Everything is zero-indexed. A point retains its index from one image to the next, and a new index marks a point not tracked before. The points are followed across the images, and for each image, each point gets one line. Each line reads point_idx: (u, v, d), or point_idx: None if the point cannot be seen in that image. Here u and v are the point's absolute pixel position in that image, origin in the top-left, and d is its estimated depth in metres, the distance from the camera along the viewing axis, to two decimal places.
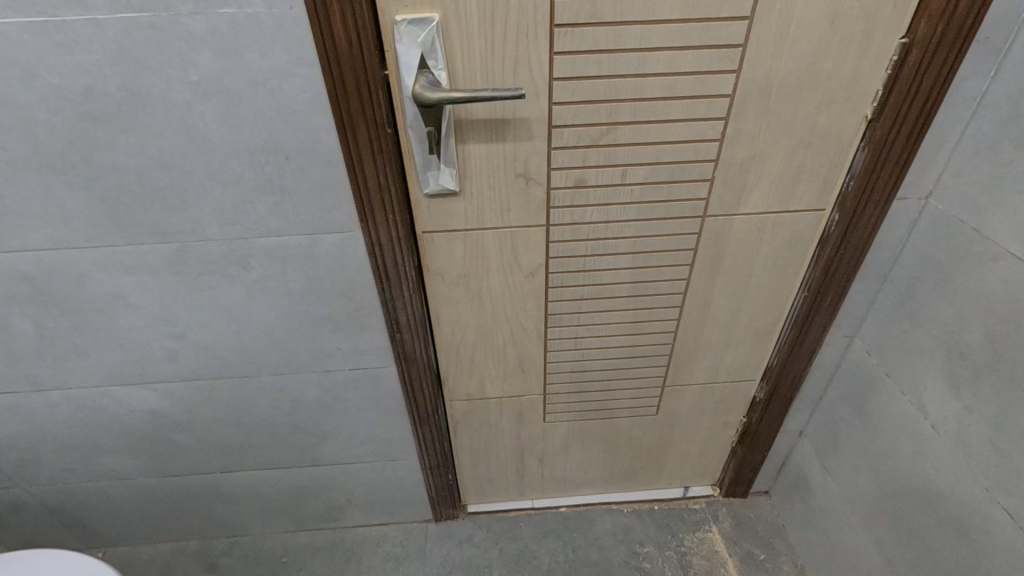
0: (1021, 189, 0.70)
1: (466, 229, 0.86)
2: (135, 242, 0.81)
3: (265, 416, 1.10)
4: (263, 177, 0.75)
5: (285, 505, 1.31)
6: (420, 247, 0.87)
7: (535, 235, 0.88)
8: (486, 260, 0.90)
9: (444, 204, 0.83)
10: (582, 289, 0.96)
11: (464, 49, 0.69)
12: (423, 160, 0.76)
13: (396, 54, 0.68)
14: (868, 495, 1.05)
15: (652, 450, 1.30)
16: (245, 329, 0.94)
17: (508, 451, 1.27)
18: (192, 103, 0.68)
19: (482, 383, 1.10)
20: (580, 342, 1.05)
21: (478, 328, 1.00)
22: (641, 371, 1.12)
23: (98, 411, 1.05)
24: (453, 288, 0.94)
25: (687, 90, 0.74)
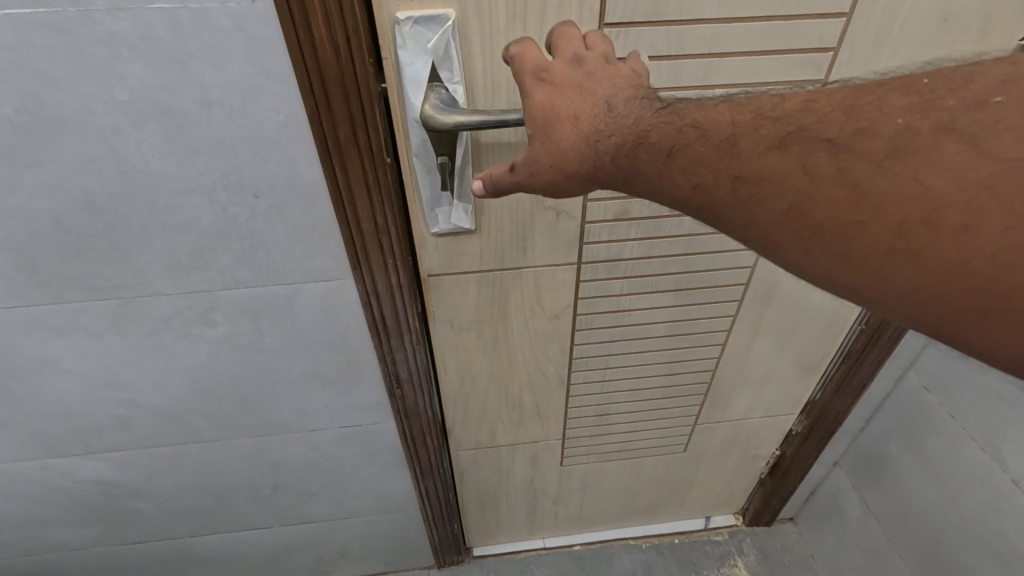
0: None
1: (481, 271, 0.71)
2: (62, 300, 0.63)
3: (241, 479, 0.94)
4: (225, 219, 0.59)
5: (270, 563, 1.16)
6: (424, 292, 0.73)
7: (563, 275, 0.74)
8: (504, 303, 0.76)
9: (456, 244, 0.68)
10: (615, 331, 0.83)
11: (487, 56, 0.54)
12: (431, 194, 0.61)
13: (397, 61, 0.53)
14: (920, 540, 0.97)
15: (676, 486, 1.19)
16: (212, 391, 0.78)
17: (519, 496, 1.14)
18: (123, 129, 0.51)
19: (494, 431, 0.97)
20: (607, 384, 0.92)
21: (491, 375, 0.86)
22: (671, 410, 1.00)
23: (36, 485, 0.88)
24: (463, 335, 0.79)
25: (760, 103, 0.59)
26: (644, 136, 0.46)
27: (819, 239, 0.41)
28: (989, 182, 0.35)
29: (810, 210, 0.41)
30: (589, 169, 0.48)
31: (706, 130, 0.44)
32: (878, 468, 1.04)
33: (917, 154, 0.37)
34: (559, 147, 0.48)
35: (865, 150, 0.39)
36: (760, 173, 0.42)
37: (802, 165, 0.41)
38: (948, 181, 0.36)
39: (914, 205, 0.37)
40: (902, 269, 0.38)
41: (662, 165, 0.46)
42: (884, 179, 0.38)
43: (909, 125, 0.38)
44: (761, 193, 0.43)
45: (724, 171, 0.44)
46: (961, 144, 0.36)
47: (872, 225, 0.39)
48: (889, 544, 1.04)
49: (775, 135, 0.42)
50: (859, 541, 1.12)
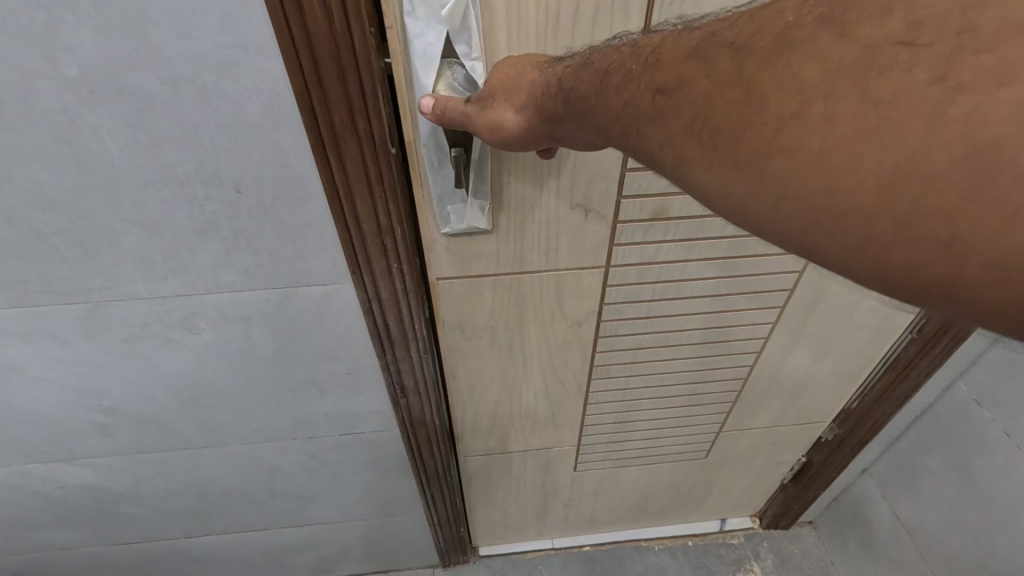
0: None
1: (497, 275, 0.63)
2: (24, 304, 0.56)
3: (235, 484, 0.88)
4: (204, 216, 0.51)
5: (269, 561, 1.12)
6: (432, 296, 0.65)
7: (588, 279, 0.66)
8: (520, 310, 0.68)
9: (470, 245, 0.60)
10: (642, 337, 0.75)
11: (515, 28, 0.46)
12: (443, 190, 0.53)
13: (404, 32, 0.45)
14: (960, 559, 0.91)
15: (693, 490, 1.13)
16: (198, 399, 0.71)
17: (529, 501, 1.08)
18: (75, 111, 0.43)
19: (506, 438, 0.90)
20: (629, 392, 0.85)
21: (504, 382, 0.79)
22: (694, 418, 0.93)
23: (17, 489, 0.82)
24: (474, 342, 0.72)
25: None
26: (590, 61, 0.41)
27: (713, 153, 0.31)
28: (853, 68, 0.27)
29: (706, 114, 0.31)
30: (539, 97, 0.43)
31: (639, 48, 0.38)
32: (912, 481, 0.98)
33: (798, 46, 0.28)
34: (520, 85, 0.44)
35: (754, 47, 0.30)
36: (679, 81, 0.33)
37: (706, 68, 0.32)
38: (821, 68, 0.27)
39: (788, 99, 0.28)
40: (790, 171, 0.28)
41: (592, 82, 0.39)
42: (771, 71, 0.29)
43: (795, 19, 0.30)
44: (671, 103, 0.33)
45: (648, 85, 0.35)
46: (833, 33, 0.28)
47: (754, 128, 0.29)
48: (922, 561, 0.98)
49: (693, 45, 0.34)
50: (888, 554, 1.06)
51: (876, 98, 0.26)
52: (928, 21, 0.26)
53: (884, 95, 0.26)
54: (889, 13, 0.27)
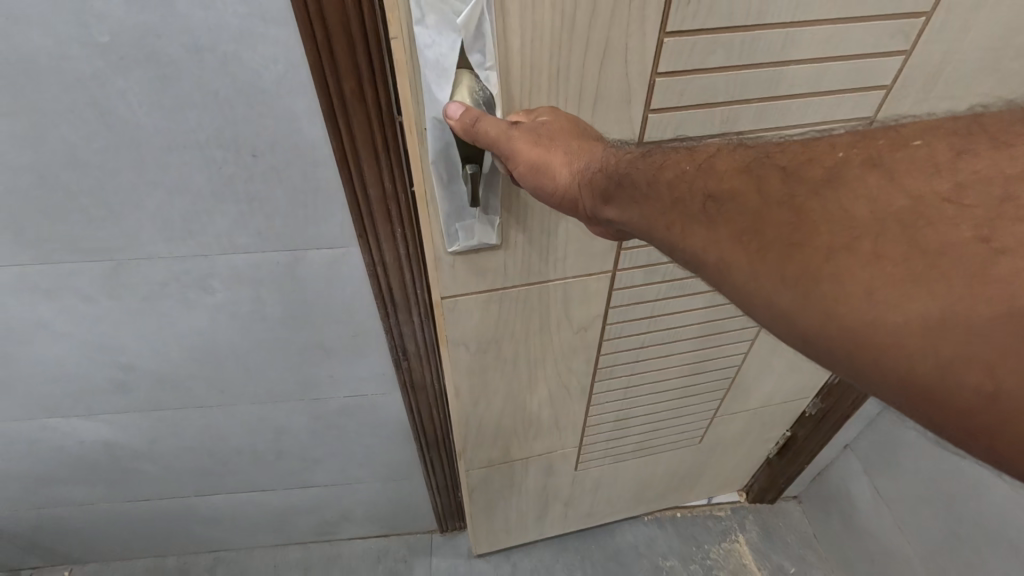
0: None
1: (501, 288, 0.67)
2: (52, 261, 0.60)
3: (245, 444, 0.93)
4: (221, 180, 0.54)
5: (273, 522, 1.17)
6: (438, 314, 0.68)
7: (596, 284, 0.70)
8: (527, 319, 0.72)
9: (477, 260, 0.62)
10: (646, 335, 0.80)
11: (530, 35, 0.48)
12: (453, 208, 0.57)
13: (414, 42, 0.46)
14: (931, 526, 0.97)
15: (687, 474, 1.18)
16: (211, 358, 0.75)
17: (530, 506, 1.11)
18: (105, 76, 0.46)
19: (507, 448, 0.93)
20: (631, 390, 0.90)
21: (507, 392, 0.82)
22: (686, 405, 0.98)
23: (38, 443, 0.87)
24: (479, 355, 0.75)
25: (836, 79, 0.59)
26: (648, 155, 0.47)
27: (762, 263, 0.34)
28: (901, 215, 0.31)
29: (756, 229, 0.35)
30: (593, 167, 0.49)
31: (701, 159, 0.43)
32: (899, 471, 1.02)
33: (845, 184, 0.34)
34: (568, 145, 0.50)
35: (806, 176, 0.36)
36: (730, 193, 0.38)
37: (760, 186, 0.37)
38: (870, 210, 0.32)
39: (839, 232, 0.32)
40: (833, 294, 0.31)
41: (649, 175, 0.44)
42: (819, 201, 0.34)
43: (844, 158, 0.35)
44: (722, 213, 0.38)
45: (699, 191, 0.40)
46: (883, 177, 0.33)
47: (802, 250, 0.33)
48: (898, 528, 1.04)
49: (749, 164, 0.39)
50: (877, 545, 1.10)
51: (924, 246, 0.30)
52: (970, 187, 0.31)
53: (930, 245, 0.30)
54: (936, 173, 0.32)
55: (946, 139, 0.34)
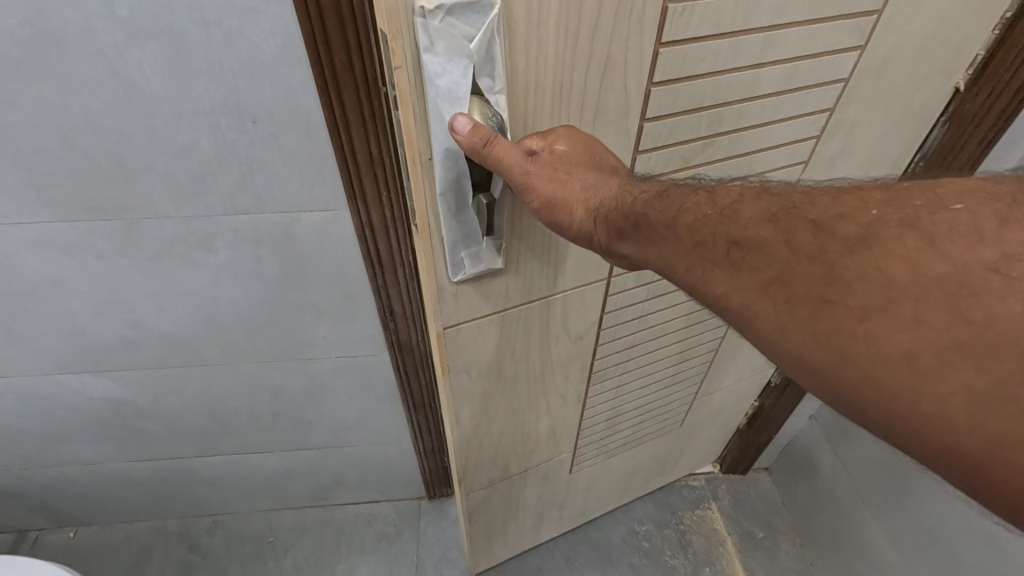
0: None
1: (498, 311, 0.69)
2: (70, 219, 0.66)
3: (243, 404, 0.99)
4: (225, 145, 0.61)
5: (269, 486, 1.24)
6: (438, 345, 0.68)
7: (592, 294, 0.75)
8: (524, 336, 0.75)
9: (480, 286, 0.64)
10: (636, 333, 0.87)
11: (535, 54, 0.48)
12: (455, 238, 0.57)
13: (425, 72, 0.45)
14: (883, 488, 1.05)
15: (671, 454, 1.25)
16: (214, 317, 0.81)
17: (527, 514, 1.12)
18: (124, 47, 0.52)
19: (508, 463, 0.96)
20: (622, 388, 0.96)
21: (507, 408, 0.85)
22: (666, 392, 1.04)
23: (51, 399, 0.93)
24: (478, 379, 0.77)
25: (805, 74, 0.62)
26: (661, 192, 0.51)
27: (790, 315, 0.36)
28: (944, 283, 0.32)
29: (785, 283, 0.37)
30: (609, 203, 0.53)
31: (727, 202, 0.45)
32: (861, 445, 1.09)
33: (879, 245, 0.35)
34: (584, 178, 0.53)
35: (840, 232, 0.37)
36: (754, 241, 0.40)
37: (788, 237, 0.39)
38: (908, 274, 0.33)
39: (876, 294, 0.34)
40: (869, 358, 0.33)
41: (671, 215, 0.47)
42: (854, 259, 0.35)
43: (881, 217, 0.36)
44: (749, 262, 0.40)
45: (721, 237, 0.42)
46: (922, 239, 0.34)
47: (832, 307, 0.35)
48: (855, 491, 1.11)
49: (772, 211, 0.41)
50: (860, 547, 1.12)
51: (969, 317, 0.31)
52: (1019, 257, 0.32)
53: (976, 315, 0.31)
54: (981, 239, 0.33)
55: (991, 204, 0.35)
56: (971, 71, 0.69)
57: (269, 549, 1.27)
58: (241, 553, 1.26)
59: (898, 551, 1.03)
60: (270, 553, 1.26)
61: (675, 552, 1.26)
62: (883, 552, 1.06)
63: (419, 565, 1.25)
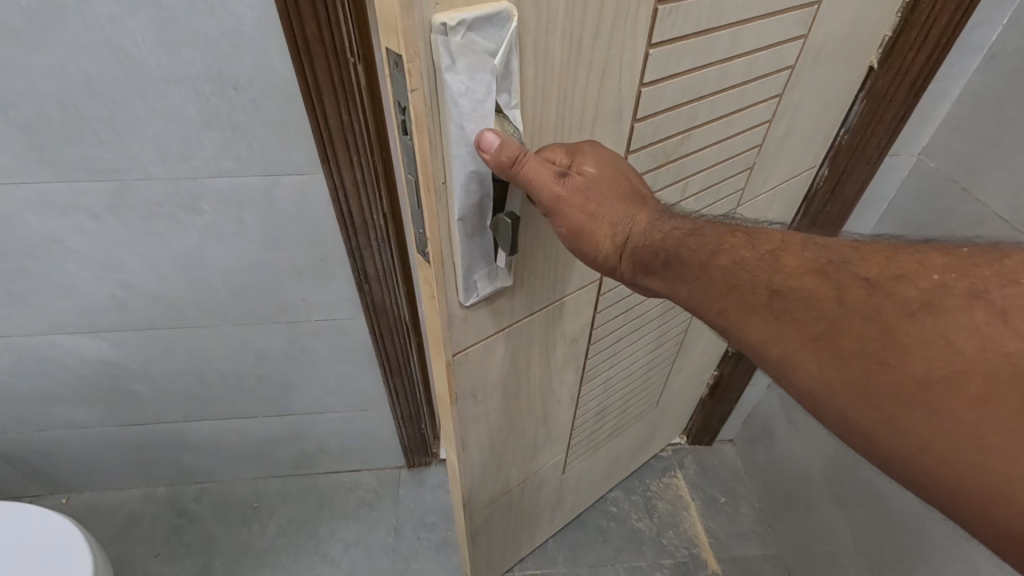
0: (994, 176, 0.73)
1: (505, 327, 0.67)
2: (67, 179, 0.72)
3: (228, 367, 1.05)
4: (210, 110, 0.67)
5: (254, 452, 1.29)
6: (446, 373, 0.64)
7: (586, 295, 0.75)
8: (524, 350, 0.74)
9: (488, 306, 0.61)
10: (622, 326, 0.89)
11: (541, 63, 0.45)
12: (469, 262, 0.54)
13: (447, 92, 0.41)
14: (827, 447, 1.12)
15: (646, 433, 1.30)
16: (200, 278, 0.88)
17: (527, 522, 1.14)
18: (118, 18, 0.59)
19: (508, 477, 0.95)
20: (609, 381, 0.98)
21: (508, 423, 0.84)
22: (643, 378, 1.09)
23: (46, 360, 0.99)
24: (484, 399, 0.74)
25: (762, 65, 0.63)
26: (697, 232, 0.52)
27: (836, 372, 0.40)
28: (1013, 359, 0.35)
29: (836, 340, 0.41)
30: (640, 238, 0.54)
31: (776, 250, 0.47)
32: None
33: (942, 315, 0.38)
34: (614, 212, 0.53)
35: (899, 298, 0.40)
36: (796, 291, 0.44)
37: (839, 293, 0.42)
38: (973, 347, 0.36)
39: (937, 363, 0.37)
40: (919, 423, 0.37)
41: (709, 260, 0.50)
42: (912, 327, 0.38)
43: (943, 285, 0.39)
44: (792, 315, 0.43)
45: (763, 285, 0.46)
46: (990, 313, 0.36)
47: (884, 370, 0.38)
48: (806, 452, 1.19)
49: (819, 265, 0.44)
50: (811, 509, 1.19)
51: None
52: None
53: None
54: None
55: None
56: (882, 52, 0.73)
57: (254, 514, 1.33)
58: (227, 518, 1.32)
59: (841, 504, 1.10)
60: (256, 518, 1.32)
61: (641, 515, 1.33)
62: (826, 504, 1.14)
63: (398, 528, 1.31)
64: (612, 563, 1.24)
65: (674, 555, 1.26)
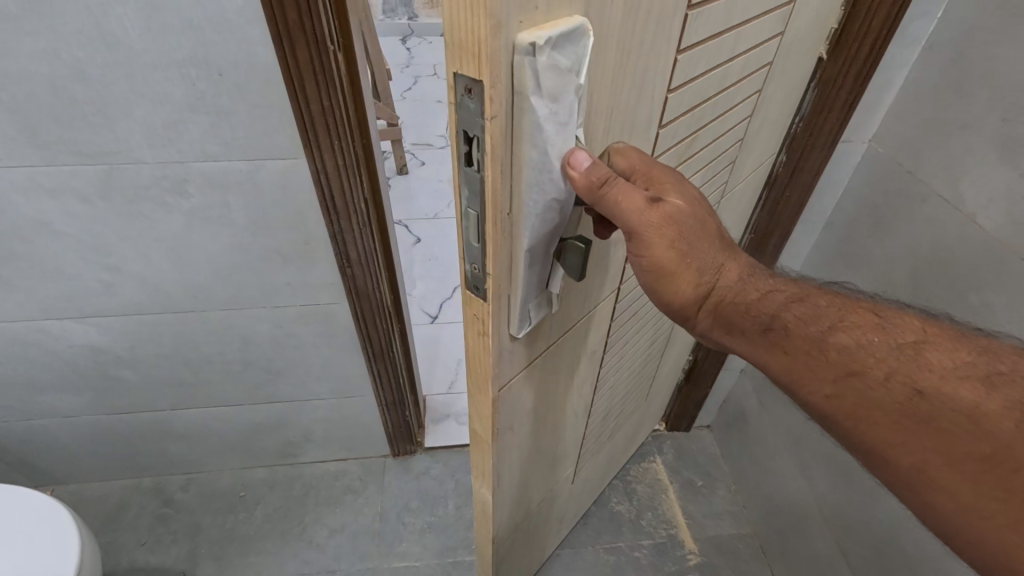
0: (934, 158, 0.79)
1: (542, 353, 0.64)
2: (57, 162, 0.75)
3: (214, 352, 1.08)
4: (195, 95, 0.71)
5: (240, 441, 1.31)
6: (489, 412, 0.60)
7: (604, 307, 0.75)
8: (553, 373, 0.71)
9: (532, 336, 0.59)
10: (627, 331, 0.89)
11: (599, 76, 0.44)
12: (525, 293, 0.51)
13: (530, 118, 0.39)
14: (794, 425, 1.17)
15: (635, 427, 1.32)
16: (186, 262, 0.91)
17: (540, 541, 1.13)
18: (108, 5, 0.62)
19: (529, 499, 0.92)
20: (613, 385, 0.99)
21: (534, 448, 0.81)
22: (638, 376, 1.10)
23: (33, 346, 1.01)
24: (517, 430, 0.70)
25: (752, 63, 0.66)
26: (803, 299, 0.51)
27: (995, 501, 0.38)
28: None
29: (998, 467, 0.38)
30: (724, 291, 0.52)
31: (923, 344, 0.44)
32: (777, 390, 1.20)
33: None
34: (699, 262, 0.52)
35: None
36: (940, 391, 0.41)
37: (1011, 416, 0.39)
38: None
39: None
40: None
41: (823, 333, 0.47)
42: None
43: None
44: (936, 419, 0.41)
45: (900, 380, 0.43)
46: None
47: None
48: (776, 433, 1.24)
49: (977, 372, 0.41)
50: (782, 488, 1.23)
51: None
52: None
53: None
54: None
55: None
56: (830, 43, 0.79)
57: (240, 503, 1.34)
58: (213, 507, 1.33)
59: (809, 480, 1.14)
60: (241, 507, 1.34)
61: (621, 498, 1.36)
62: (796, 482, 1.18)
63: (382, 513, 1.33)
64: (592, 544, 1.28)
65: (653, 535, 1.30)
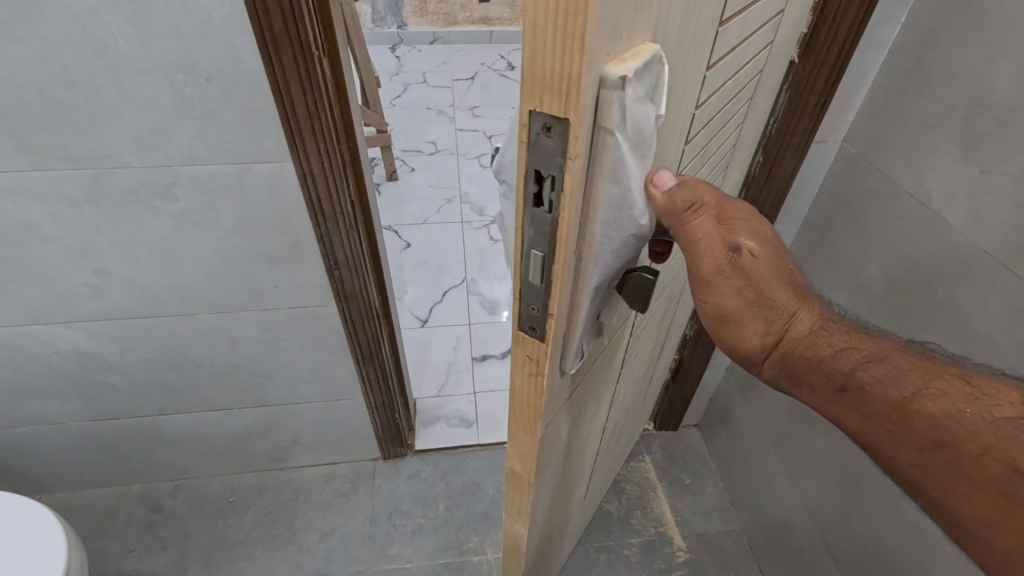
0: (902, 157, 0.82)
1: (580, 383, 0.65)
2: (44, 167, 0.76)
3: (201, 355, 1.08)
4: (182, 99, 0.72)
5: (229, 446, 1.31)
6: (535, 449, 0.61)
7: (625, 329, 0.76)
8: (583, 400, 0.72)
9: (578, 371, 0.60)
10: (638, 345, 0.90)
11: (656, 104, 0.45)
12: (584, 325, 0.53)
13: (614, 154, 0.40)
14: (778, 420, 1.19)
15: (632, 432, 1.33)
16: (173, 265, 0.92)
17: (558, 558, 1.14)
18: (96, 12, 0.63)
19: (552, 523, 0.93)
20: (622, 399, 1.00)
21: (561, 475, 0.81)
22: (640, 385, 1.11)
23: (19, 351, 1.01)
24: (552, 462, 0.71)
25: (748, 71, 0.68)
26: (881, 357, 0.51)
27: None
28: None
29: None
30: (796, 342, 0.54)
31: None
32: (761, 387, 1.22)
33: None
34: (770, 313, 0.54)
35: None
36: None
37: None
38: None
39: None
40: None
41: (904, 398, 0.48)
42: None
43: None
44: None
45: (994, 457, 0.43)
46: None
47: None
48: (761, 429, 1.25)
49: None
50: (767, 483, 1.25)
51: None
52: None
53: None
54: None
55: None
56: (800, 47, 0.82)
57: (230, 508, 1.34)
58: (202, 513, 1.33)
59: (793, 474, 1.16)
60: (231, 512, 1.33)
61: (610, 497, 1.38)
62: (781, 477, 1.20)
63: (372, 516, 1.34)
64: (582, 543, 1.29)
65: (642, 533, 1.32)
